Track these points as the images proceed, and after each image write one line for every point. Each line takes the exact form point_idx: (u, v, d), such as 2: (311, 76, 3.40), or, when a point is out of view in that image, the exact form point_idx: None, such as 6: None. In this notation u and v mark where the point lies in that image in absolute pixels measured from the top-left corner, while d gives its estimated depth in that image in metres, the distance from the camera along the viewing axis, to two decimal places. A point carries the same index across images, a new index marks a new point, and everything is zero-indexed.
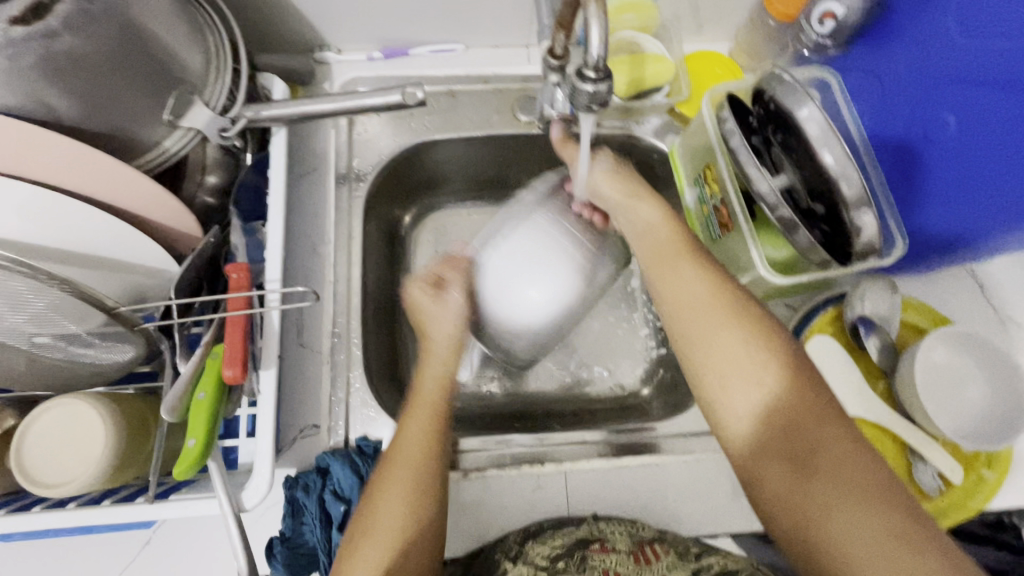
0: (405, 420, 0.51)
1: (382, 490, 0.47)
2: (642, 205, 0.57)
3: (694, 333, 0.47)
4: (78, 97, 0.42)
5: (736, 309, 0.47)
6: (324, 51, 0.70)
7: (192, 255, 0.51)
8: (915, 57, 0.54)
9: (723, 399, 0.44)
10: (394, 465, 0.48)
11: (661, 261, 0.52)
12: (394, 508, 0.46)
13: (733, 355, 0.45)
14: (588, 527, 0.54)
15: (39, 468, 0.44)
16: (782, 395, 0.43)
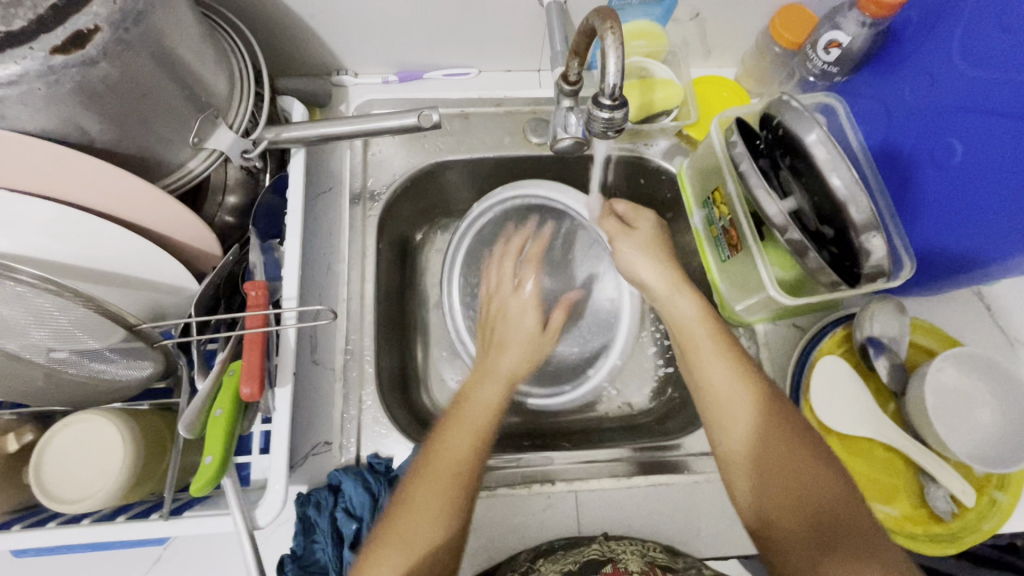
0: (446, 433, 0.52)
1: (415, 496, 0.47)
2: (681, 298, 0.57)
3: (712, 403, 0.52)
4: (110, 123, 0.43)
5: (760, 395, 0.51)
6: (341, 74, 0.72)
7: (211, 273, 0.52)
8: (920, 85, 0.55)
9: (739, 467, 0.49)
10: (427, 472, 0.49)
11: (689, 343, 0.55)
12: (422, 511, 0.47)
13: (749, 427, 0.50)
14: (600, 547, 0.54)
15: (58, 484, 0.44)
16: (792, 468, 0.48)
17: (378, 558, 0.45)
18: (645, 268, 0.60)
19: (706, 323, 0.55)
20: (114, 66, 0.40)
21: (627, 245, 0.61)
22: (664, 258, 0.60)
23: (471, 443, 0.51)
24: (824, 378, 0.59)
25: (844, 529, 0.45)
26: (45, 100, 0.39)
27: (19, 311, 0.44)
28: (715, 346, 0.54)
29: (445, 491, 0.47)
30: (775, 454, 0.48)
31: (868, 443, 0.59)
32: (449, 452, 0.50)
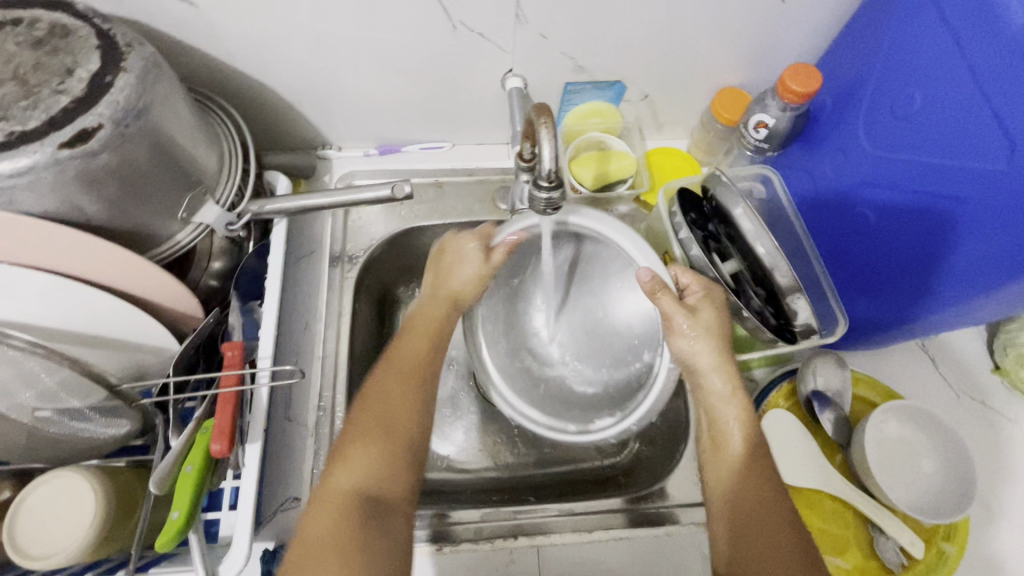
0: (366, 393, 0.53)
1: (368, 418, 0.51)
2: (732, 406, 0.54)
3: (719, 452, 0.54)
4: (106, 204, 0.48)
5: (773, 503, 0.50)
6: (325, 148, 0.78)
7: (192, 335, 0.56)
8: (839, 160, 0.62)
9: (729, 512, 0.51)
10: (354, 431, 0.51)
11: (718, 433, 0.54)
12: (353, 466, 0.49)
13: (746, 489, 0.51)
14: None
15: (28, 540, 0.46)
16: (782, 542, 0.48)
17: (348, 468, 0.49)
18: (703, 358, 0.55)
19: (746, 426, 0.54)
20: (114, 156, 0.45)
21: (685, 328, 0.55)
22: (720, 352, 0.55)
23: (420, 362, 0.55)
24: (773, 431, 0.62)
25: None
26: (50, 188, 0.44)
27: (9, 373, 0.47)
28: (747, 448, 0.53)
29: (403, 408, 0.52)
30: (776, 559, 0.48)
31: (819, 495, 0.60)
32: (405, 371, 0.54)
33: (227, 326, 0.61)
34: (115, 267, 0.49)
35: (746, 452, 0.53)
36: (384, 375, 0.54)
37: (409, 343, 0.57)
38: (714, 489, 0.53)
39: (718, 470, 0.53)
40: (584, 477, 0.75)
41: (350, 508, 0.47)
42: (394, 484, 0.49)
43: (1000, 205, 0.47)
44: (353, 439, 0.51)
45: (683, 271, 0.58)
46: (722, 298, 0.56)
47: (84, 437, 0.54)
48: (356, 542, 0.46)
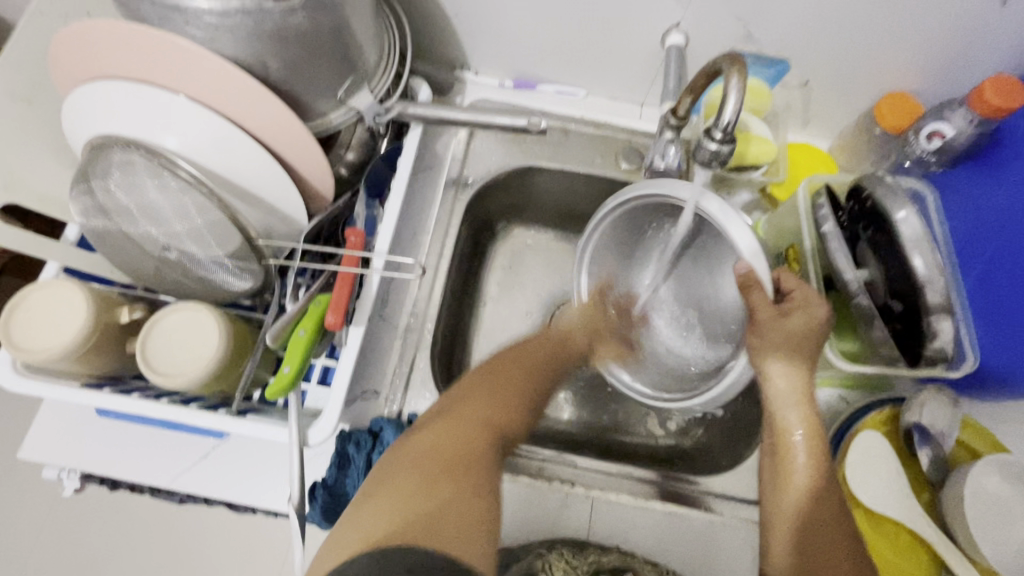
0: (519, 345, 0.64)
1: (520, 358, 0.62)
2: (794, 412, 0.54)
3: (773, 460, 0.55)
4: (286, 65, 0.49)
5: (831, 518, 0.51)
6: (464, 70, 0.78)
7: (322, 213, 0.59)
8: (1017, 193, 0.57)
9: (778, 513, 0.53)
10: (506, 360, 0.61)
11: (784, 447, 0.54)
12: (494, 404, 0.54)
13: (799, 496, 0.52)
14: (621, 555, 0.56)
15: (154, 358, 0.50)
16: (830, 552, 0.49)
17: (480, 405, 0.54)
18: (777, 367, 0.54)
19: (810, 438, 0.53)
20: (306, 18, 0.46)
21: (767, 328, 0.53)
22: (797, 364, 0.54)
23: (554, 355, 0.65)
24: (861, 452, 0.59)
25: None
26: (246, 35, 0.46)
27: (167, 203, 0.51)
28: (808, 466, 0.52)
29: (528, 379, 0.59)
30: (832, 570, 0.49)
31: (894, 526, 0.58)
32: (541, 345, 0.65)
33: (352, 213, 0.63)
34: (278, 128, 0.51)
35: (811, 466, 0.53)
36: (518, 345, 0.64)
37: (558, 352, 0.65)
38: (773, 503, 0.54)
39: (772, 477, 0.55)
40: (641, 453, 0.75)
41: (472, 449, 0.49)
42: (497, 452, 0.51)
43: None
44: (499, 378, 0.58)
45: (791, 278, 0.55)
46: (824, 309, 0.54)
47: (209, 282, 0.57)
48: (480, 465, 0.48)
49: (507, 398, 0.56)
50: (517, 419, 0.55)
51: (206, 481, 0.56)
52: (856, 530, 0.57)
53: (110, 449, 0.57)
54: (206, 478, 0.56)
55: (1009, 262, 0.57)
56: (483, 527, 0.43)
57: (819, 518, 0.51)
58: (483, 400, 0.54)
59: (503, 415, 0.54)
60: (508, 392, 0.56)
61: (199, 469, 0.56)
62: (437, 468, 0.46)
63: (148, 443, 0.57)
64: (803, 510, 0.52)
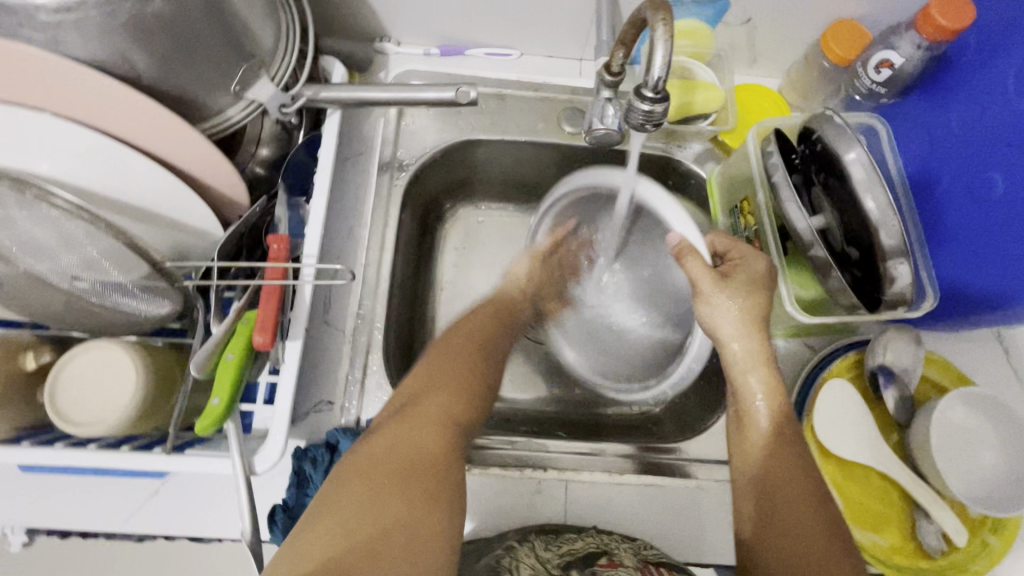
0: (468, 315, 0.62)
1: (469, 334, 0.59)
2: (754, 373, 0.53)
3: (736, 420, 0.54)
4: (158, 61, 0.43)
5: (801, 472, 0.49)
6: (384, 41, 0.71)
7: (237, 222, 0.53)
8: (972, 115, 0.54)
9: (744, 470, 0.51)
10: (456, 339, 0.58)
11: (744, 408, 0.53)
12: (450, 396, 0.52)
13: (755, 451, 0.51)
14: (595, 540, 0.54)
15: (68, 406, 0.45)
16: (790, 500, 0.48)
17: (435, 399, 0.51)
18: (727, 328, 0.54)
19: (769, 395, 0.52)
20: (167, 5, 0.40)
21: (710, 290, 0.55)
22: (752, 322, 0.54)
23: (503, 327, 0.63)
24: (829, 400, 0.59)
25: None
26: (99, 31, 0.39)
27: (51, 236, 0.45)
28: (771, 422, 0.51)
29: (478, 357, 0.56)
30: (804, 517, 0.47)
31: (865, 470, 0.58)
32: (488, 330, 0.61)
33: (272, 219, 0.57)
34: (165, 133, 0.46)
35: (770, 422, 0.51)
36: (461, 326, 0.60)
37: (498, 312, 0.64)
38: (739, 459, 0.52)
39: (736, 437, 0.54)
40: (615, 423, 0.74)
41: (427, 450, 0.47)
42: (455, 447, 0.48)
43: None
44: (446, 364, 0.55)
45: (726, 241, 0.58)
46: (761, 264, 0.55)
47: (124, 312, 0.52)
48: (434, 467, 0.46)
49: (459, 385, 0.53)
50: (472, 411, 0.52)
51: (161, 519, 0.53)
52: (829, 479, 0.57)
53: (49, 501, 0.53)
54: (162, 516, 0.53)
55: (965, 190, 0.54)
56: (437, 531, 0.43)
57: (788, 472, 0.49)
58: (439, 392, 0.52)
59: (459, 409, 0.51)
60: (465, 384, 0.53)
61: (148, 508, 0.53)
62: (380, 482, 0.44)
63: (88, 489, 0.54)
64: (763, 467, 0.50)
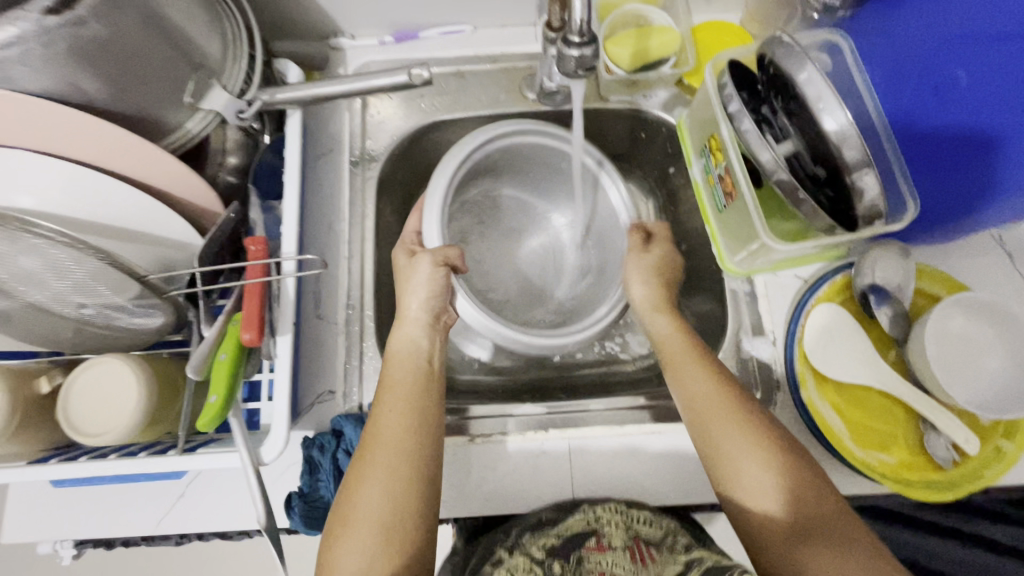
0: (378, 407, 0.52)
1: (375, 445, 0.49)
2: (659, 316, 0.61)
3: (666, 363, 0.57)
4: (107, 85, 0.45)
5: (735, 393, 0.52)
6: (338, 37, 0.72)
7: (213, 229, 0.54)
8: (929, 13, 0.52)
9: (695, 413, 0.52)
10: (369, 448, 0.49)
11: (668, 350, 0.57)
12: (350, 557, 0.44)
13: (704, 388, 0.52)
14: (585, 516, 0.54)
15: (82, 420, 0.49)
16: (752, 428, 0.49)
17: (345, 556, 0.44)
18: (639, 287, 0.64)
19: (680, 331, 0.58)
20: (102, 26, 0.42)
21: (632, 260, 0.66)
22: (657, 280, 0.64)
23: (419, 397, 0.53)
24: (819, 325, 0.59)
25: (828, 530, 0.44)
26: (43, 62, 0.41)
27: (39, 264, 0.48)
28: (695, 356, 0.55)
29: (386, 485, 0.47)
30: (761, 436, 0.49)
31: (866, 391, 0.58)
32: (384, 444, 0.49)
33: (250, 224, 0.59)
34: (127, 152, 0.48)
35: (698, 357, 0.55)
36: (376, 427, 0.51)
37: (397, 392, 0.53)
38: (685, 398, 0.53)
39: (673, 383, 0.55)
40: (623, 380, 0.74)
41: None
42: None
43: (1005, 91, 0.47)
44: (344, 513, 0.47)
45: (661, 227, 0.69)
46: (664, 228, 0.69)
47: (125, 330, 0.55)
48: None
49: (361, 543, 0.45)
50: (392, 553, 0.45)
51: (188, 518, 0.57)
52: (829, 405, 0.57)
53: (86, 515, 0.57)
54: (188, 517, 0.57)
55: (931, 89, 0.52)
56: None
57: (729, 401, 0.51)
58: (347, 556, 0.44)
59: (368, 556, 0.44)
60: (367, 532, 0.45)
61: (175, 509, 0.57)
62: None
63: (120, 497, 0.57)
64: (713, 397, 0.52)
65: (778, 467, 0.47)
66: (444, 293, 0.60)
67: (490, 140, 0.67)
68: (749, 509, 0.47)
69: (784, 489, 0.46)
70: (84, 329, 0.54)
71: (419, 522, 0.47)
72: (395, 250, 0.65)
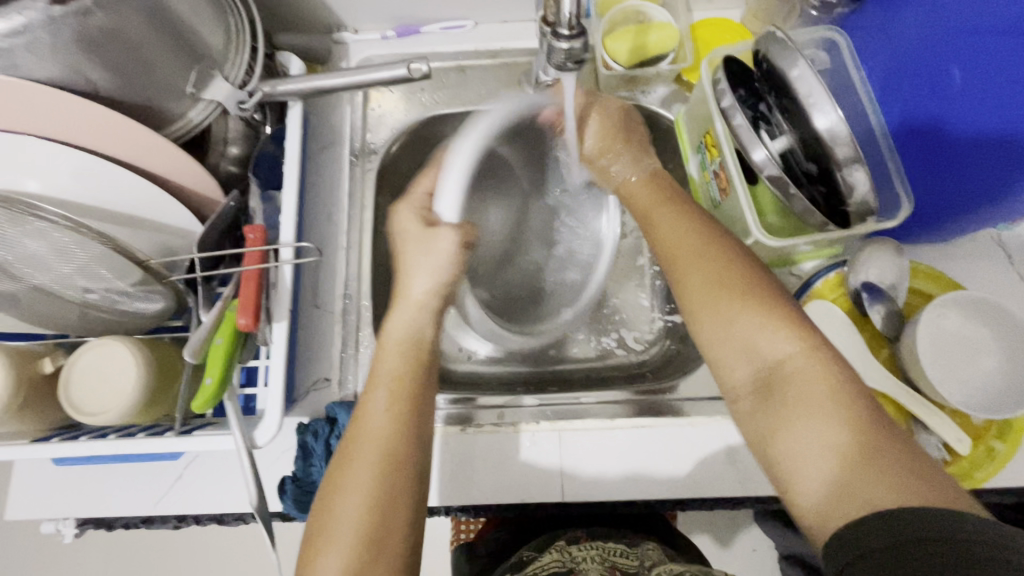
0: (366, 398, 0.51)
1: (364, 443, 0.48)
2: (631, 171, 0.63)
3: (645, 223, 0.57)
4: (111, 73, 0.46)
5: (709, 239, 0.52)
6: (341, 31, 0.73)
7: (213, 217, 0.56)
8: (927, 9, 0.51)
9: (671, 260, 0.53)
10: (355, 446, 0.48)
11: (649, 212, 0.58)
12: (333, 563, 0.44)
13: (678, 237, 0.53)
14: (560, 557, 0.56)
15: (83, 399, 0.50)
16: (720, 271, 0.50)
17: (328, 557, 0.44)
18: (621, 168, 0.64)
19: (648, 186, 0.60)
20: (109, 17, 0.43)
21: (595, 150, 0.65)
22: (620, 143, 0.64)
23: (408, 385, 0.51)
24: (811, 321, 0.59)
25: (792, 370, 0.44)
26: (50, 50, 0.43)
27: (45, 247, 0.49)
28: (672, 208, 0.56)
29: (372, 487, 0.46)
30: (733, 278, 0.49)
31: None
32: (372, 439, 0.48)
33: (249, 213, 0.60)
34: (129, 139, 0.50)
35: (675, 211, 0.56)
36: (365, 423, 0.49)
37: (382, 387, 0.51)
38: (659, 247, 0.54)
39: (652, 239, 0.56)
40: (618, 374, 0.75)
41: None
42: None
43: (1004, 86, 0.46)
44: (327, 517, 0.46)
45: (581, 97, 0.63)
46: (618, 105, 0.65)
47: (126, 314, 0.56)
48: None
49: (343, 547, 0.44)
50: (381, 544, 0.45)
51: (185, 499, 0.58)
52: None
53: (88, 494, 0.59)
54: (184, 498, 0.58)
55: (928, 85, 0.51)
56: None
57: (711, 252, 0.51)
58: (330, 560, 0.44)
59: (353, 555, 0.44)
60: (349, 535, 0.44)
61: (173, 490, 0.58)
62: None
63: (120, 476, 0.59)
64: (684, 243, 0.53)
65: (760, 313, 0.46)
66: (453, 275, 0.57)
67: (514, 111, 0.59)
68: (718, 357, 0.48)
69: (761, 332, 0.46)
70: (89, 312, 0.55)
71: (405, 519, 0.46)
72: (400, 209, 0.59)
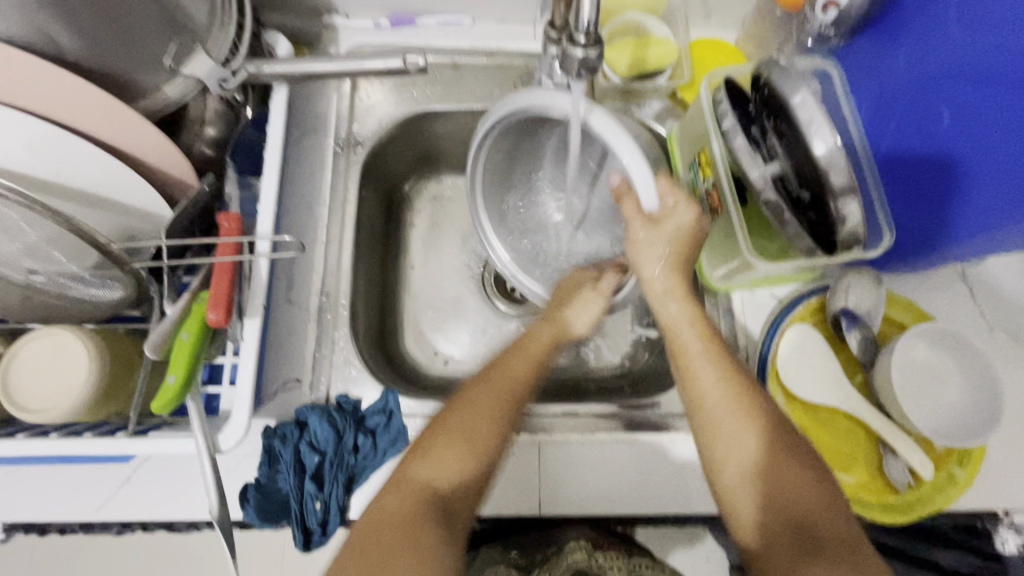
0: (510, 352, 0.55)
1: (501, 377, 0.53)
2: (672, 301, 0.53)
3: (678, 358, 0.52)
4: (82, 38, 0.42)
5: (744, 390, 0.49)
6: (332, 16, 0.69)
7: (186, 202, 0.52)
8: (916, 52, 0.53)
9: (699, 398, 0.50)
10: (489, 380, 0.52)
11: (678, 344, 0.52)
12: (448, 462, 0.47)
13: (715, 385, 0.49)
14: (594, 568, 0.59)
15: (26, 394, 0.46)
16: (759, 432, 0.48)
17: (426, 462, 0.47)
18: (652, 265, 0.53)
19: (692, 319, 0.52)
20: None
21: (643, 237, 0.52)
22: (676, 257, 0.53)
23: (544, 349, 0.56)
24: (792, 345, 0.60)
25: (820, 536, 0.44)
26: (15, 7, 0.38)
27: None
28: (704, 347, 0.51)
29: (494, 416, 0.50)
30: (770, 442, 0.47)
31: (831, 412, 0.59)
32: (497, 382, 0.52)
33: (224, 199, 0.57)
34: (98, 111, 0.45)
35: (705, 351, 0.51)
36: (497, 369, 0.53)
37: (524, 355, 0.55)
38: (687, 395, 0.51)
39: (683, 381, 0.51)
40: (596, 386, 0.74)
41: (407, 517, 0.44)
42: (434, 523, 0.44)
43: (982, 127, 0.48)
44: (442, 427, 0.49)
45: (666, 185, 0.53)
46: (691, 214, 0.53)
47: (77, 303, 0.52)
48: (421, 538, 0.43)
49: (460, 447, 0.48)
50: (474, 466, 0.48)
51: (132, 508, 0.53)
52: (797, 423, 0.59)
53: (22, 496, 0.53)
54: (132, 505, 0.53)
55: (914, 124, 0.54)
56: None
57: (739, 407, 0.48)
58: (447, 456, 0.48)
59: (456, 475, 0.47)
60: (465, 440, 0.48)
61: (119, 497, 0.53)
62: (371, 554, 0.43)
63: (58, 480, 0.54)
64: (714, 395, 0.49)
65: (770, 468, 0.47)
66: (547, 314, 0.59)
67: (534, 106, 0.54)
68: (735, 508, 0.47)
69: (764, 481, 0.46)
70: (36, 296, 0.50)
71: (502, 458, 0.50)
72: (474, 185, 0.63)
